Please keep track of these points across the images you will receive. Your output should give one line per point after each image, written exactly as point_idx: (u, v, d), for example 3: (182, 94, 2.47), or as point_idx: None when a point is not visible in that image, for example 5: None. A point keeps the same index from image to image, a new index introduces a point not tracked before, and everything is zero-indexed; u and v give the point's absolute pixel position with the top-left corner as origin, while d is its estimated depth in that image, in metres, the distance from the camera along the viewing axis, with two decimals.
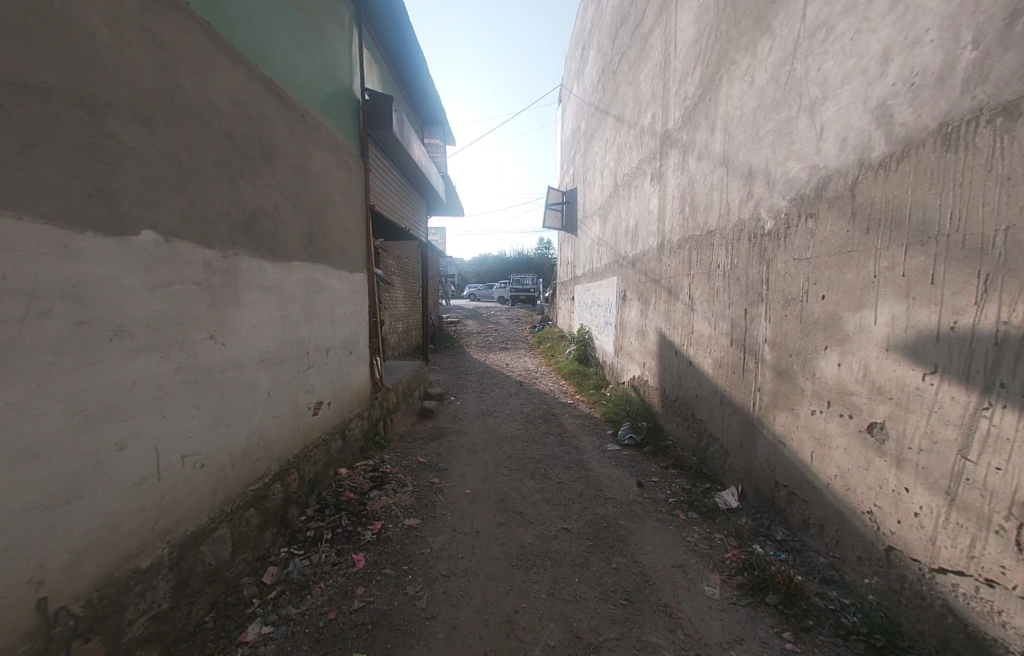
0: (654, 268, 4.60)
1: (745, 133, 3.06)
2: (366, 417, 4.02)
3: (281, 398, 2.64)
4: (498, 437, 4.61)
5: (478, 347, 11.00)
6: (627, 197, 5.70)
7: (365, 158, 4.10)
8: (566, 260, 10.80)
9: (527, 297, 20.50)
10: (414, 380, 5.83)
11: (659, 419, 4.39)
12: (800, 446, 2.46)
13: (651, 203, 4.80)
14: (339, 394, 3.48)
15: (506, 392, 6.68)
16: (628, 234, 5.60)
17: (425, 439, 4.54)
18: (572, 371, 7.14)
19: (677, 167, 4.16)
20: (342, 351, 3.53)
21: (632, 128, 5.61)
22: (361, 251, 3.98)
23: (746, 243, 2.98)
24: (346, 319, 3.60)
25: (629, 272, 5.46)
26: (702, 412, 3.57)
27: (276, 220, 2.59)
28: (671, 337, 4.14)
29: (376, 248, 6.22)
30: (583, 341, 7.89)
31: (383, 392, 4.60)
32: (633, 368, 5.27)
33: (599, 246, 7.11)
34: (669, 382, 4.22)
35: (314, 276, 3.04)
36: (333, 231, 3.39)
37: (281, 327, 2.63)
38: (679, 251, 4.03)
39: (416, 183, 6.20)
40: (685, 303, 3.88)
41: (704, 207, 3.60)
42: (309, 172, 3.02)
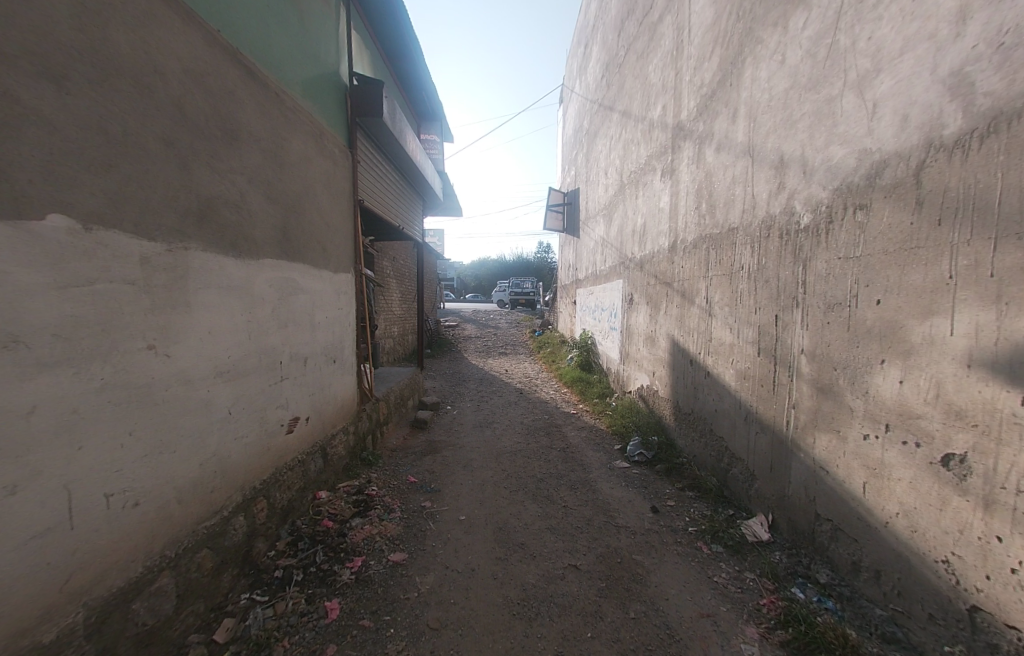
0: (665, 270, 4.26)
1: (773, 119, 2.73)
2: (351, 431, 3.65)
3: (244, 416, 2.29)
4: (496, 452, 4.23)
5: (476, 352, 10.65)
6: (634, 195, 5.36)
7: (353, 148, 3.76)
8: (567, 263, 10.48)
9: (526, 301, 20.18)
10: (408, 388, 5.46)
11: (672, 433, 4.01)
12: (848, 475, 2.11)
13: (662, 200, 4.47)
14: (319, 408, 3.12)
15: (505, 400, 6.33)
16: (635, 234, 5.27)
17: (416, 455, 4.16)
18: (575, 379, 6.78)
19: (691, 161, 3.83)
20: (323, 359, 3.17)
21: (640, 123, 5.28)
22: (347, 249, 3.63)
23: (776, 241, 2.65)
24: (328, 324, 3.24)
25: (637, 275, 5.12)
26: (722, 429, 3.22)
27: (241, 211, 2.25)
28: (686, 345, 3.80)
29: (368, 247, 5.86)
30: (585, 347, 7.55)
31: (372, 403, 4.24)
32: (641, 377, 4.92)
33: (603, 248, 6.78)
34: (683, 394, 3.86)
35: (289, 276, 2.70)
36: (313, 227, 3.04)
37: (246, 334, 2.29)
38: (694, 252, 3.69)
39: (412, 180, 5.85)
40: (702, 307, 3.54)
41: (723, 203, 3.27)
42: (285, 158, 2.68)
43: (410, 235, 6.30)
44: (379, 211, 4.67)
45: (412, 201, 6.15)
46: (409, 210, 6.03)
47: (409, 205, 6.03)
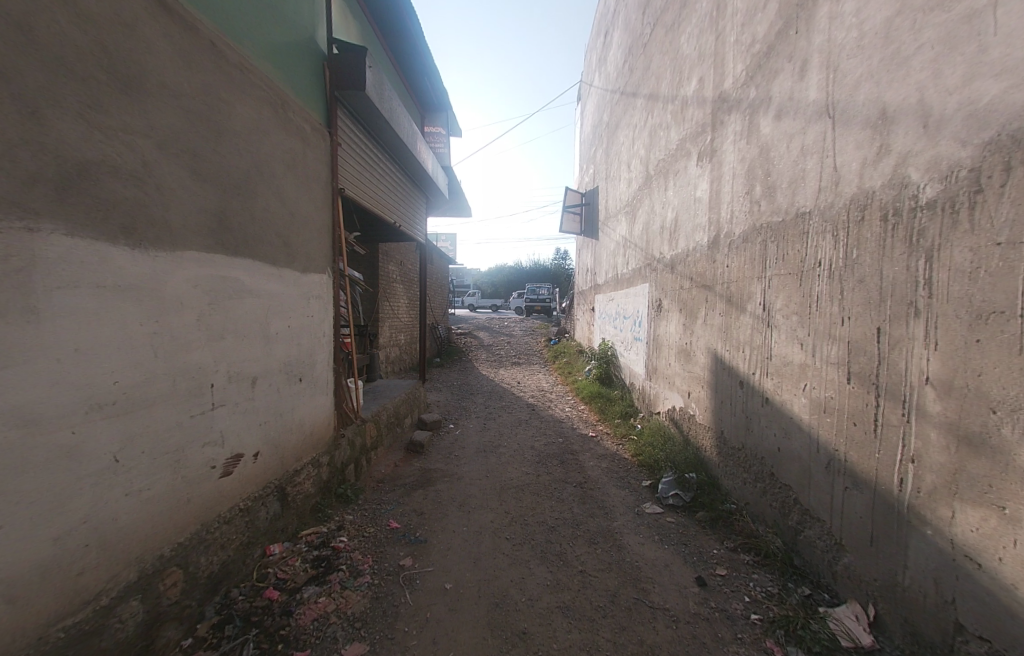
0: (705, 271, 3.54)
1: (866, 63, 2.03)
2: (325, 462, 3.02)
3: (143, 461, 1.68)
4: (500, 486, 3.54)
5: (487, 361, 10.04)
6: (663, 187, 4.64)
7: (335, 128, 3.16)
8: (585, 267, 9.75)
9: (543, 308, 19.44)
10: (405, 404, 4.83)
11: (718, 470, 3.25)
12: (1022, 577, 1.38)
13: (698, 188, 3.75)
14: (278, 439, 2.51)
15: (516, 418, 5.65)
16: (663, 231, 4.56)
17: (407, 487, 3.50)
18: (594, 395, 6.05)
19: (739, 137, 3.12)
20: (284, 378, 2.56)
21: (670, 103, 4.58)
22: (324, 245, 3.05)
23: (879, 225, 1.93)
24: (293, 332, 2.64)
25: (666, 278, 4.39)
26: (790, 475, 2.48)
27: (146, 185, 1.68)
28: (733, 363, 3.07)
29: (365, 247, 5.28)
30: (605, 359, 6.81)
31: (359, 425, 3.61)
32: (673, 397, 4.18)
33: (625, 249, 6.07)
34: (730, 423, 3.11)
35: (231, 273, 2.12)
36: (272, 215, 2.46)
37: (150, 351, 1.70)
38: (745, 247, 2.96)
39: (413, 174, 5.25)
40: (756, 317, 2.81)
41: (787, 183, 2.55)
42: (229, 126, 2.12)
43: (412, 235, 5.70)
44: (374, 205, 4.06)
45: (414, 197, 5.54)
46: (410, 208, 5.43)
47: (410, 202, 5.42)
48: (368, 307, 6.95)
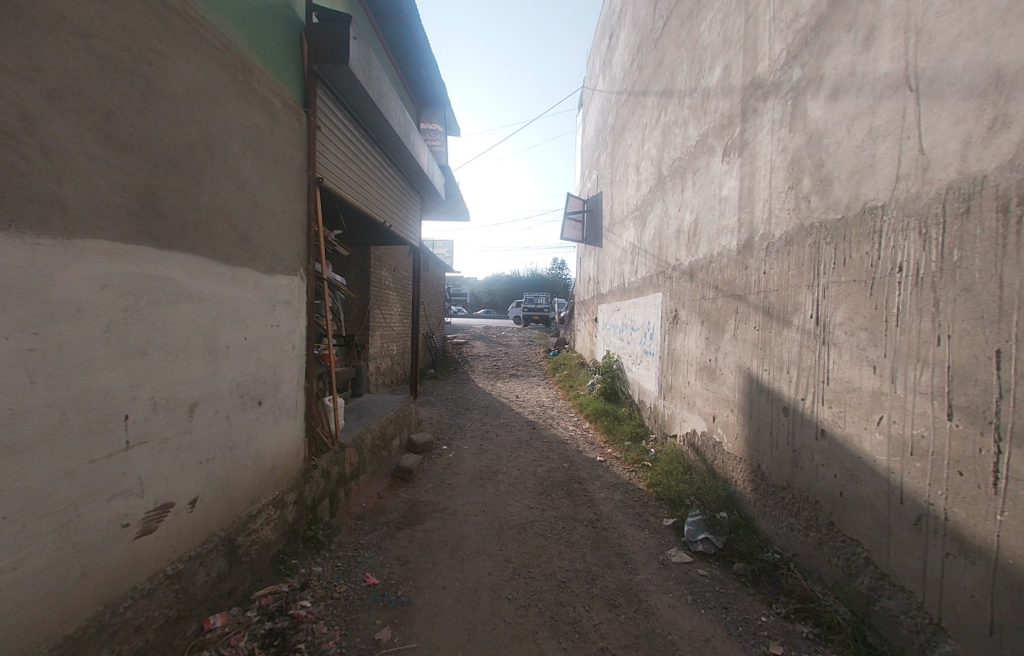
0: (734, 279, 3.11)
1: (966, 21, 1.63)
2: (292, 501, 2.52)
3: (3, 533, 1.19)
4: (500, 525, 3.03)
5: (483, 373, 9.56)
6: (679, 188, 4.22)
7: (314, 109, 2.70)
8: (587, 276, 9.34)
9: (541, 318, 19.00)
10: (393, 423, 4.34)
11: (756, 510, 2.78)
12: None
13: (723, 186, 3.34)
14: (228, 479, 2.02)
15: (515, 438, 5.17)
16: (679, 235, 4.15)
17: (392, 526, 2.98)
18: (600, 413, 5.57)
19: (777, 125, 2.72)
20: (237, 403, 2.07)
21: (687, 97, 4.18)
22: (298, 243, 2.59)
23: (997, 219, 1.50)
24: (251, 345, 2.16)
25: (684, 286, 3.96)
26: (858, 528, 2.03)
27: (24, 147, 1.23)
28: (774, 385, 2.63)
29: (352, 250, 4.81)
30: (610, 373, 6.35)
31: (337, 452, 3.11)
32: (693, 419, 3.73)
33: (633, 256, 5.65)
34: (772, 456, 2.65)
35: (165, 271, 1.65)
36: (229, 201, 2.01)
37: (22, 375, 1.22)
38: (789, 250, 2.53)
39: (407, 172, 4.78)
40: (805, 332, 2.38)
41: (849, 173, 2.13)
42: (167, 86, 1.67)
43: (406, 238, 5.21)
44: (362, 202, 3.59)
45: (409, 198, 5.09)
46: (404, 208, 4.95)
47: (404, 202, 4.95)
48: (357, 315, 6.53)
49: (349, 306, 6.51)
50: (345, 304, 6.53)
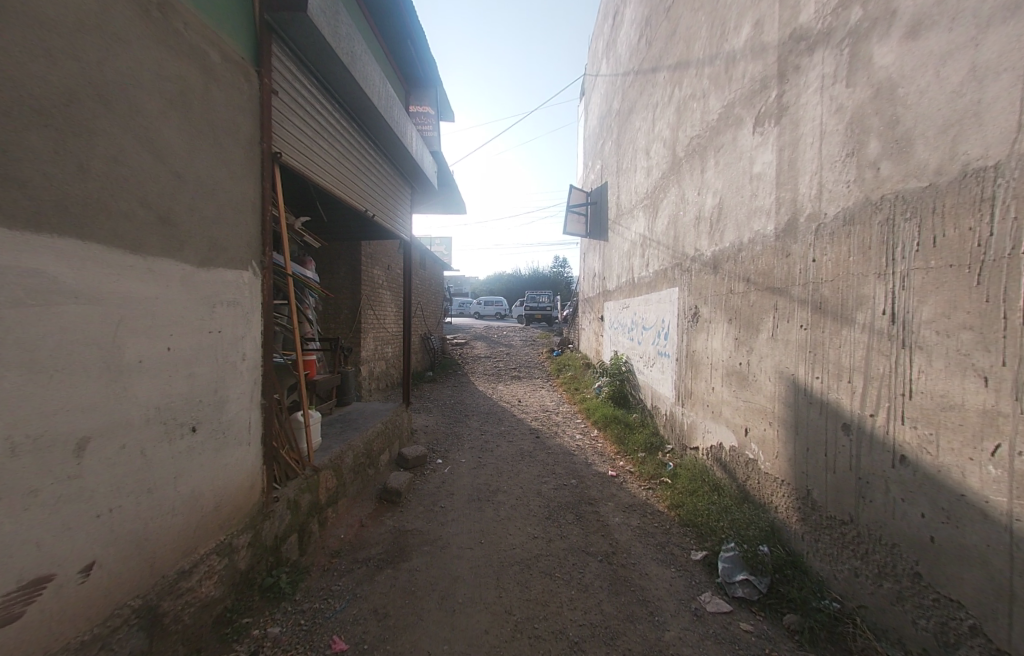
0: (773, 269, 2.64)
1: None
2: (245, 545, 2.07)
3: None
4: (500, 562, 2.57)
5: (484, 375, 9.11)
6: (698, 169, 3.75)
7: (269, 70, 2.22)
8: (592, 271, 8.85)
9: (544, 316, 18.49)
10: (381, 437, 3.88)
11: (806, 546, 2.31)
12: None
13: (755, 163, 2.86)
14: (145, 531, 1.58)
15: (517, 448, 4.71)
16: (699, 223, 3.67)
17: (372, 565, 2.53)
18: (609, 421, 5.10)
19: (827, 82, 2.26)
20: (159, 432, 1.62)
21: (706, 66, 3.70)
22: (251, 231, 2.13)
23: None
24: (180, 358, 1.71)
25: (707, 279, 3.48)
26: (960, 585, 1.57)
27: None
28: (829, 396, 2.17)
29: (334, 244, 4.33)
30: (619, 375, 5.88)
31: (308, 477, 2.65)
32: (719, 431, 3.26)
33: (643, 248, 5.18)
34: (827, 483, 2.18)
35: (29, 265, 1.22)
36: (142, 177, 1.57)
37: None
38: (849, 231, 2.07)
39: (394, 157, 4.29)
40: (873, 331, 1.92)
41: (938, 129, 1.66)
42: (31, 16, 1.24)
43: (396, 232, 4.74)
44: (339, 188, 3.11)
45: (399, 188, 4.61)
46: (393, 198, 4.46)
47: (393, 191, 4.46)
48: (348, 315, 6.07)
49: (339, 306, 6.08)
50: (334, 304, 6.09)
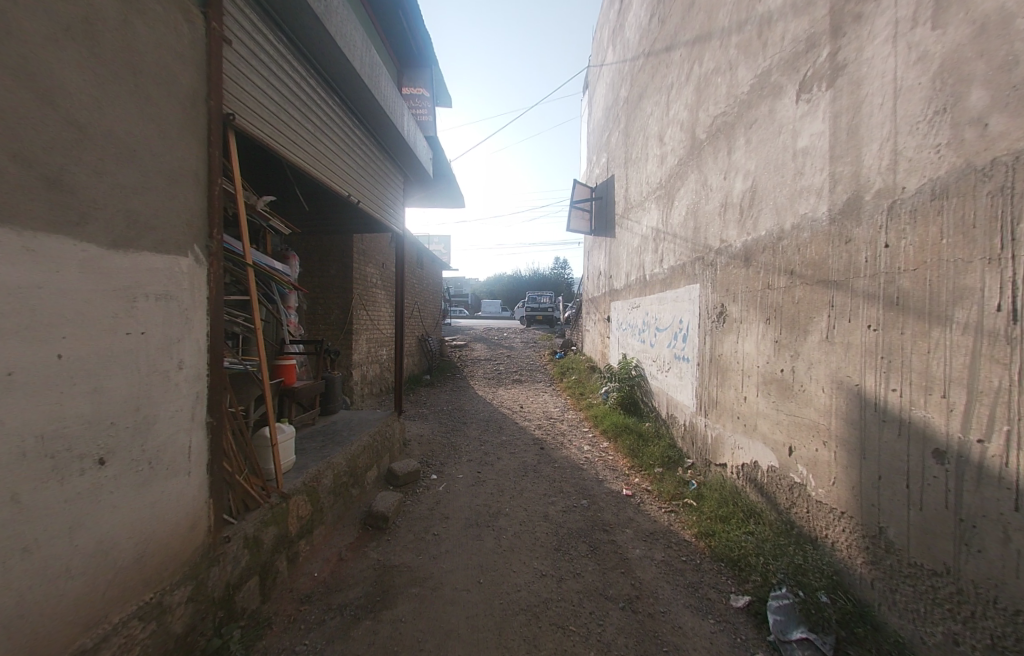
0: (828, 259, 2.21)
1: None
2: (182, 603, 1.64)
3: None
4: (502, 610, 2.15)
5: (484, 379, 8.69)
6: (722, 150, 3.33)
7: (220, 13, 1.80)
8: (597, 270, 8.43)
9: (545, 317, 18.06)
10: (368, 451, 3.45)
11: (880, 598, 1.89)
12: None
13: (800, 135, 2.44)
14: (20, 607, 1.16)
15: (519, 461, 4.27)
16: (725, 210, 3.25)
17: (349, 614, 2.10)
18: (620, 430, 4.67)
19: (904, 28, 1.84)
20: (45, 471, 1.20)
21: (732, 35, 3.28)
22: (193, 209, 1.70)
23: None
24: (79, 369, 1.29)
25: (735, 273, 3.05)
26: None
27: None
28: (913, 412, 1.76)
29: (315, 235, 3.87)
30: (628, 380, 5.45)
31: (274, 508, 2.22)
32: (755, 447, 2.84)
33: (656, 242, 4.76)
34: (913, 521, 1.76)
35: None
36: (15, 126, 1.15)
37: None
38: (943, 208, 1.65)
39: (384, 140, 3.85)
40: (983, 333, 1.51)
41: None
42: None
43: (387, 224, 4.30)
44: (314, 168, 2.67)
45: (389, 176, 4.17)
46: (382, 186, 4.03)
47: (383, 179, 4.03)
48: (339, 315, 5.67)
49: (329, 305, 5.66)
50: (323, 304, 5.67)
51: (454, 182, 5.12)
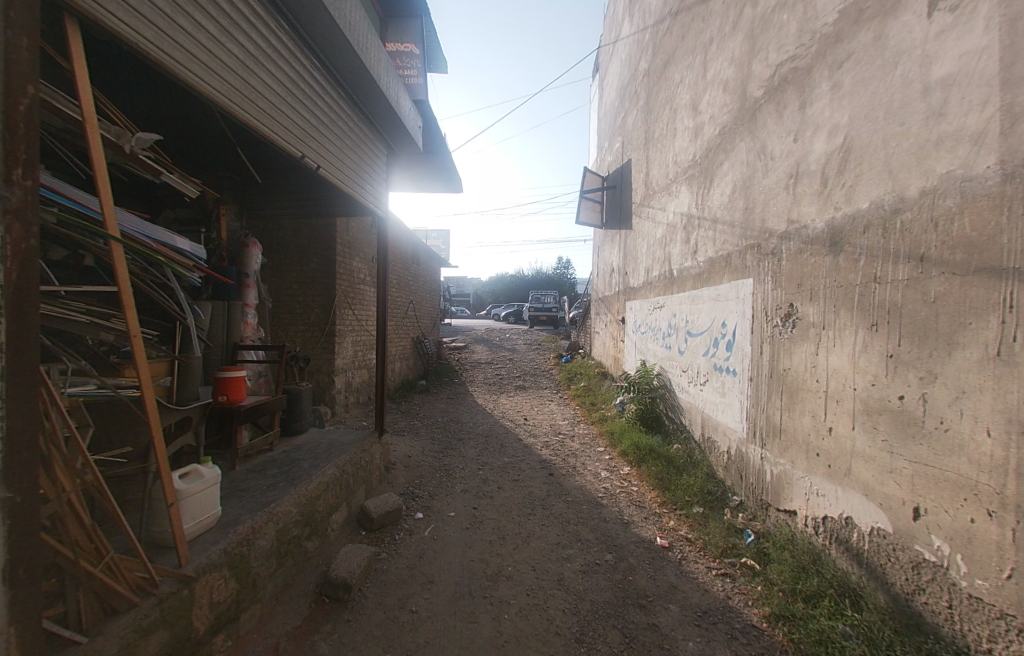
0: (1002, 235, 1.46)
1: None
2: None
3: None
4: None
5: (484, 385, 7.93)
6: (790, 106, 2.58)
7: None
8: (608, 266, 7.67)
9: (548, 318, 17.29)
10: (336, 488, 2.71)
11: None
12: None
13: (939, 60, 1.69)
14: None
15: (524, 491, 3.53)
16: (795, 182, 2.49)
17: None
18: (644, 453, 3.90)
19: None
20: None
21: None
22: None
23: None
24: None
25: (815, 263, 2.30)
26: None
27: None
28: None
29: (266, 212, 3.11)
30: (650, 392, 4.70)
31: (163, 602, 1.51)
32: (846, 497, 2.11)
33: (687, 230, 4.01)
34: None
35: None
36: None
37: None
38: None
39: (357, 95, 3.06)
40: None
41: None
42: None
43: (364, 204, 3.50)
44: (234, 105, 1.88)
45: (366, 144, 3.40)
46: (356, 154, 3.23)
47: (356, 145, 3.23)
48: (318, 315, 4.94)
49: (306, 303, 4.93)
50: (300, 301, 4.94)
51: (448, 156, 4.32)
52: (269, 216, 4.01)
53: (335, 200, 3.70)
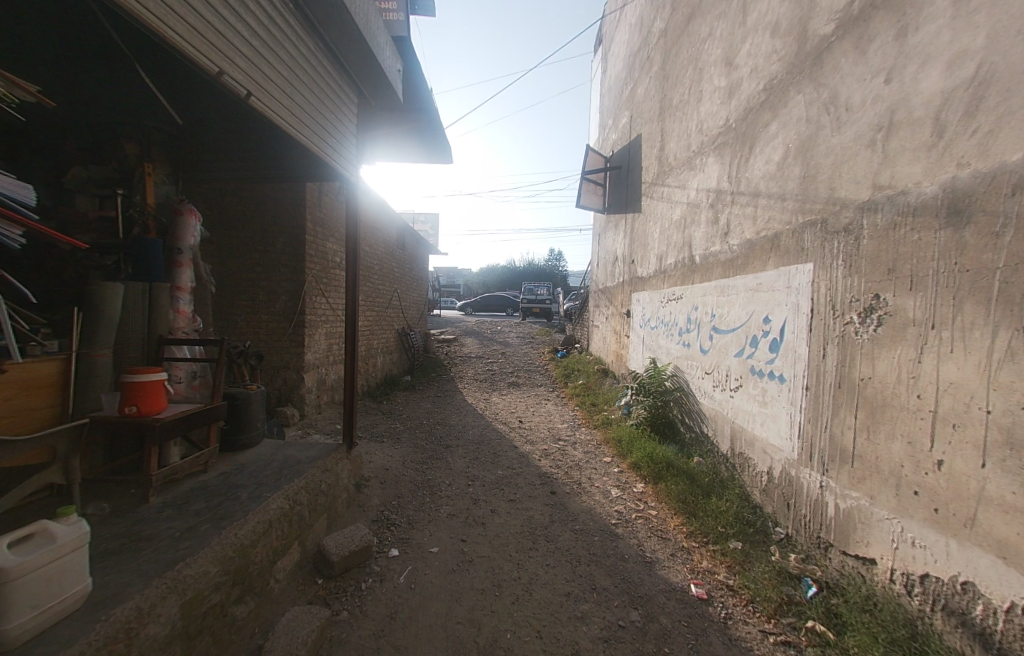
0: None
1: None
2: None
3: None
4: None
5: (474, 381, 7.32)
6: (879, 37, 1.99)
7: None
8: (611, 254, 7.08)
9: (541, 310, 16.65)
10: (284, 526, 2.09)
11: None
12: None
13: None
14: None
15: (522, 515, 2.95)
16: (889, 134, 1.91)
17: None
18: (661, 468, 3.34)
19: None
20: None
21: None
22: None
23: None
24: None
25: (922, 240, 1.74)
26: None
27: None
28: None
29: (185, 165, 2.36)
30: (663, 395, 4.14)
31: None
32: (968, 555, 1.57)
33: (715, 209, 3.43)
34: None
35: None
36: None
37: None
38: None
39: (308, 7, 2.26)
40: None
41: None
42: None
43: (325, 161, 2.72)
44: None
45: (326, 83, 2.62)
46: (312, 96, 2.47)
47: (309, 79, 2.42)
48: (284, 302, 4.27)
49: (270, 289, 4.25)
50: (263, 287, 4.24)
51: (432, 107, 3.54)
52: (215, 168, 3.26)
53: (293, 154, 2.95)
